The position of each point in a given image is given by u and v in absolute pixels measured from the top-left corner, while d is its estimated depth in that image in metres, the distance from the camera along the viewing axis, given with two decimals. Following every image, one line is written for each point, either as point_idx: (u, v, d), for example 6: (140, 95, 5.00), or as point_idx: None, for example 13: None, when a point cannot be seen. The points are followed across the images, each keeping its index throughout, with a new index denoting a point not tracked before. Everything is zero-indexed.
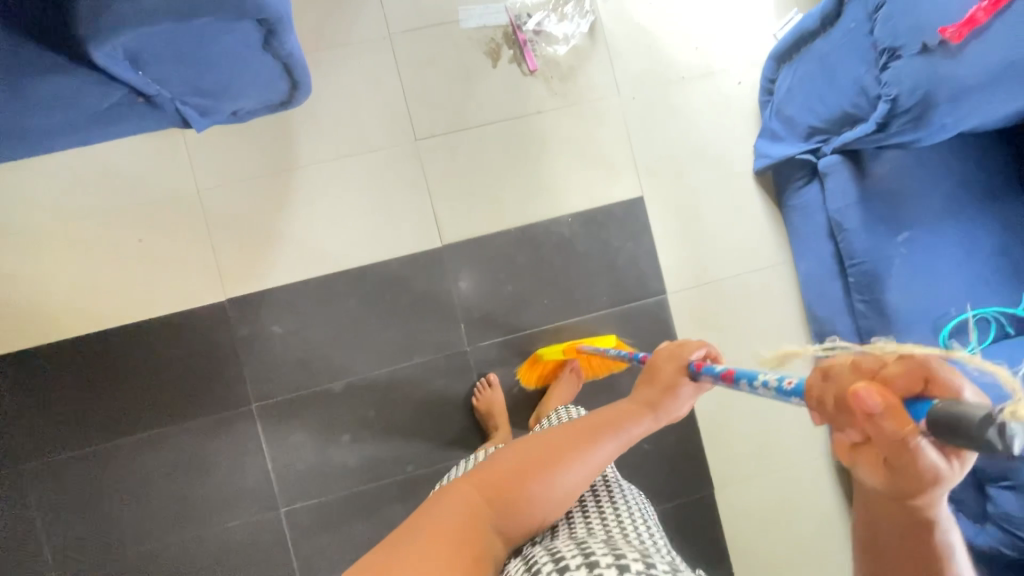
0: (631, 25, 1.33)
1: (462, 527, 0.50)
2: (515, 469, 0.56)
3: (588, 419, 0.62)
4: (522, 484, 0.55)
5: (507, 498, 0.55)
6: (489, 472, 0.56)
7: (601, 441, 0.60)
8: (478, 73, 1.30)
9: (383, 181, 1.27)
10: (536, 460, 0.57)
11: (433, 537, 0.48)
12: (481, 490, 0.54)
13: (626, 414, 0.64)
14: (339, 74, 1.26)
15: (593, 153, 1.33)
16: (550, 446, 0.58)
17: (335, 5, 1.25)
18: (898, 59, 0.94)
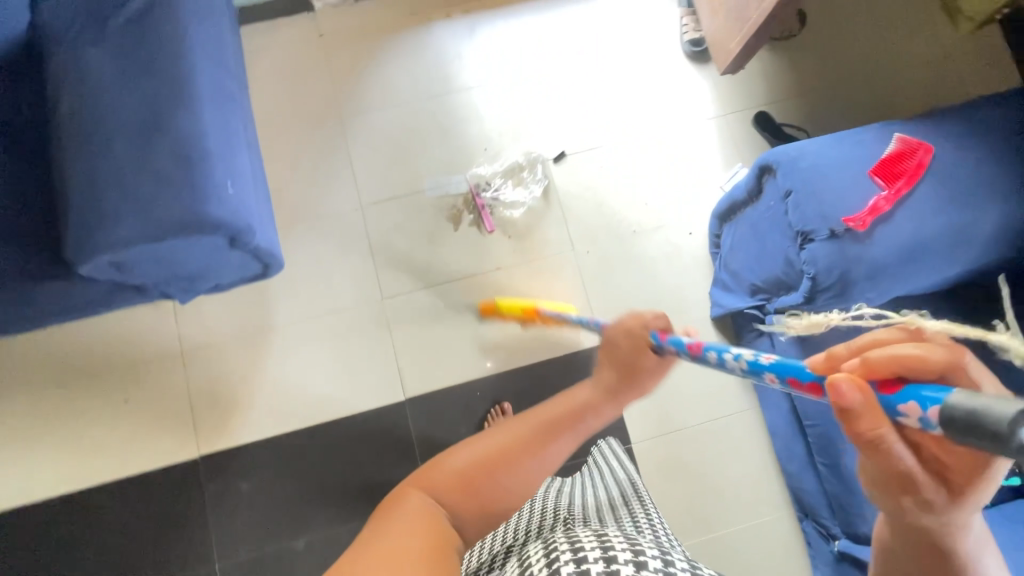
0: (583, 185, 1.44)
1: (421, 530, 0.49)
2: (455, 477, 0.53)
3: (543, 416, 0.57)
4: (471, 485, 0.53)
5: (452, 501, 0.53)
6: (431, 481, 0.53)
7: (553, 434, 0.57)
8: (441, 236, 1.41)
9: (351, 338, 1.36)
10: (483, 460, 0.54)
11: (392, 545, 0.46)
12: (425, 497, 0.52)
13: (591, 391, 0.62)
14: (315, 241, 1.40)
15: (552, 303, 1.39)
16: (494, 450, 0.55)
17: (315, 184, 1.42)
18: (811, 241, 0.97)
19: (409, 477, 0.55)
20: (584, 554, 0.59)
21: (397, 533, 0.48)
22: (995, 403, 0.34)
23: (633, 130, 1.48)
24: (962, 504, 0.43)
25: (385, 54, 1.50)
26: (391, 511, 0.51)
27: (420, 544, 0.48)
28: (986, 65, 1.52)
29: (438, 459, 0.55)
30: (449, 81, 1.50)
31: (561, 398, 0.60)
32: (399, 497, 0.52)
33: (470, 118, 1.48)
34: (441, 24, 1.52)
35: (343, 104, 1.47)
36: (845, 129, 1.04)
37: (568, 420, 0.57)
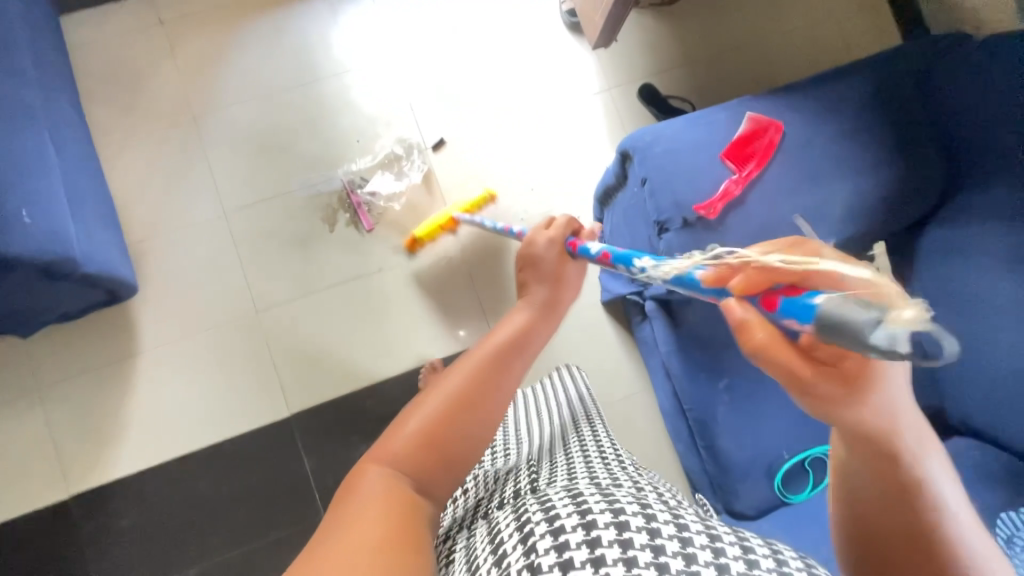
0: (465, 173, 1.37)
1: (390, 508, 0.51)
2: (416, 442, 0.57)
3: (483, 358, 0.63)
4: (439, 443, 0.57)
5: (422, 463, 0.56)
6: (393, 452, 0.56)
7: (499, 376, 0.63)
8: (316, 238, 1.32)
9: (227, 357, 1.28)
10: (439, 417, 0.58)
11: (376, 512, 0.50)
12: (391, 468, 0.55)
13: (522, 324, 0.68)
14: (176, 256, 1.29)
15: (440, 301, 1.34)
16: (444, 402, 0.59)
17: (170, 193, 1.30)
18: (667, 230, 0.94)
19: (372, 450, 0.57)
20: (593, 515, 0.57)
21: (367, 517, 0.49)
22: (863, 313, 0.38)
23: (516, 112, 1.40)
24: (871, 394, 0.44)
25: (237, 42, 1.35)
26: (356, 487, 0.53)
27: (371, 554, 0.46)
28: (870, 24, 1.49)
29: (395, 428, 0.58)
30: (313, 68, 1.37)
31: (495, 334, 0.66)
32: (359, 478, 0.54)
33: (339, 108, 1.36)
34: (299, 5, 1.38)
35: (195, 102, 1.33)
36: (701, 110, 1.00)
37: (512, 354, 0.65)
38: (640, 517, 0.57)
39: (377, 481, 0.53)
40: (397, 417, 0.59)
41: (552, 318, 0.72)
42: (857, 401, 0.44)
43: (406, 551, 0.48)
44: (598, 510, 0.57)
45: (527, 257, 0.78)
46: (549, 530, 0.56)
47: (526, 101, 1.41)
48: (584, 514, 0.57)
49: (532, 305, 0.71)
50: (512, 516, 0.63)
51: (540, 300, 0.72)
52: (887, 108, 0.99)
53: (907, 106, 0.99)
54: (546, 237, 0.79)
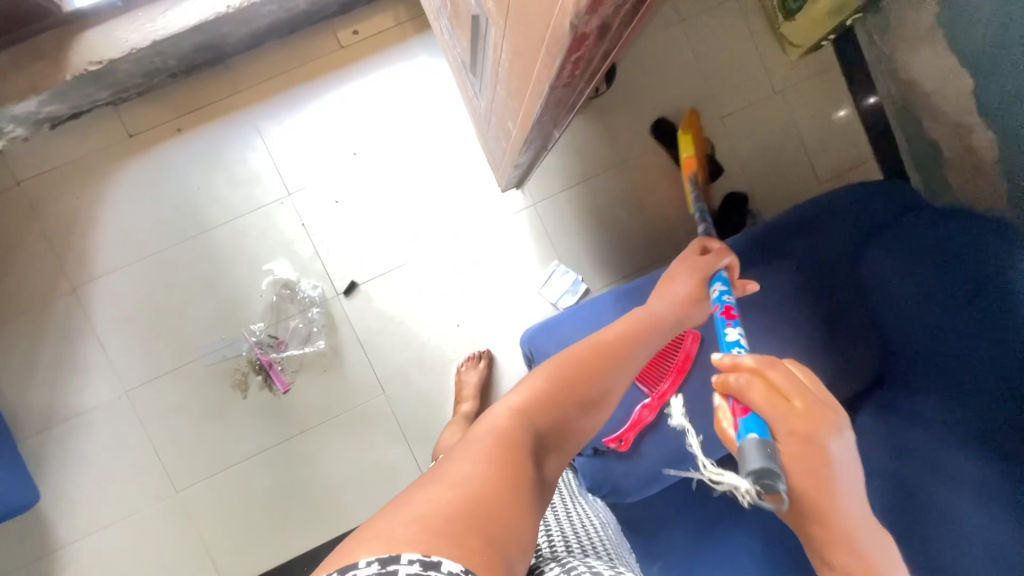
0: (382, 318, 1.27)
1: (508, 450, 0.51)
2: (545, 399, 0.58)
3: (620, 333, 0.69)
4: (568, 404, 0.59)
5: (550, 417, 0.57)
6: (525, 400, 0.57)
7: (630, 355, 0.67)
8: (229, 406, 1.23)
9: (152, 542, 1.22)
10: (575, 375, 0.61)
11: (503, 451, 0.50)
12: (521, 417, 0.55)
13: (648, 323, 0.72)
14: (80, 443, 1.20)
15: (370, 458, 1.26)
16: (576, 366, 0.62)
17: (62, 375, 1.20)
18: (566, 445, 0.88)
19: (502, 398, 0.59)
20: None
21: (478, 460, 0.49)
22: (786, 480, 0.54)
23: (433, 240, 1.28)
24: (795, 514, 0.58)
25: (110, 195, 1.21)
26: (483, 427, 0.54)
27: (476, 493, 0.46)
28: (819, 97, 1.34)
29: (533, 380, 0.60)
30: (199, 216, 1.22)
31: (626, 321, 0.72)
32: (486, 419, 0.55)
33: (235, 258, 1.23)
34: (173, 144, 1.22)
35: (72, 271, 1.20)
36: (604, 300, 0.98)
37: (636, 337, 0.69)
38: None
39: (499, 421, 0.54)
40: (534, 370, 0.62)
41: (681, 320, 0.78)
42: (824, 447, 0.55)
43: (514, 490, 0.47)
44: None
45: (672, 276, 0.83)
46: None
47: (443, 226, 1.28)
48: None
49: (661, 308, 0.77)
50: None
51: (670, 309, 0.77)
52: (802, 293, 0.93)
53: (826, 282, 0.92)
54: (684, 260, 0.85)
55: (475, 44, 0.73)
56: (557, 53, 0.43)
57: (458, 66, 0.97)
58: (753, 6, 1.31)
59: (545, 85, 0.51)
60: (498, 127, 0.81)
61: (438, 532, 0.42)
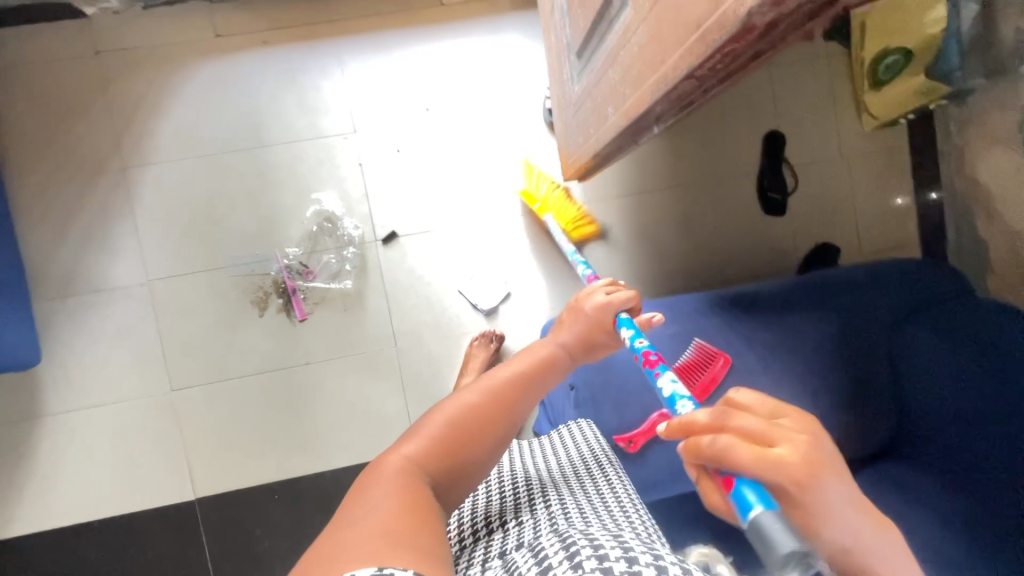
0: (411, 275, 1.27)
1: (408, 495, 0.53)
2: (435, 444, 0.59)
3: (505, 381, 0.67)
4: (456, 449, 0.60)
5: (440, 459, 0.59)
6: (415, 445, 0.59)
7: (513, 406, 0.66)
8: (243, 322, 1.24)
9: (135, 433, 1.22)
10: (463, 419, 0.62)
11: (399, 498, 0.52)
12: (409, 460, 0.57)
13: (533, 376, 0.70)
14: (91, 319, 1.21)
15: (365, 406, 1.27)
16: (460, 413, 0.62)
17: (89, 249, 1.20)
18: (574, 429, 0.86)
19: (393, 446, 0.60)
20: (609, 564, 0.48)
21: (382, 501, 0.51)
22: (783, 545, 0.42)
23: (480, 212, 1.29)
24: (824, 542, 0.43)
25: (182, 88, 1.21)
26: (377, 473, 0.56)
27: (387, 527, 0.48)
28: (881, 171, 1.36)
29: (429, 424, 0.61)
30: (262, 130, 1.23)
31: (520, 363, 0.71)
32: (378, 464, 0.57)
33: (286, 180, 1.23)
34: (255, 54, 1.23)
35: (127, 152, 1.20)
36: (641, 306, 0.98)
37: (519, 391, 0.67)
38: (656, 564, 0.48)
39: (395, 467, 0.56)
40: (423, 416, 0.63)
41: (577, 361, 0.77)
42: (822, 486, 0.43)
43: (420, 533, 0.49)
44: (615, 556, 0.49)
45: (574, 312, 0.79)
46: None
47: (493, 201, 1.29)
48: (606, 563, 0.48)
49: (556, 348, 0.75)
50: (556, 539, 0.55)
51: (565, 346, 0.76)
52: (841, 341, 0.93)
53: (864, 347, 0.92)
54: (599, 295, 0.78)
55: (596, 27, 0.74)
56: (714, 42, 0.45)
57: (558, 50, 0.97)
58: (843, 69, 1.33)
59: (679, 73, 0.52)
60: (591, 114, 0.82)
61: (391, 552, 0.45)
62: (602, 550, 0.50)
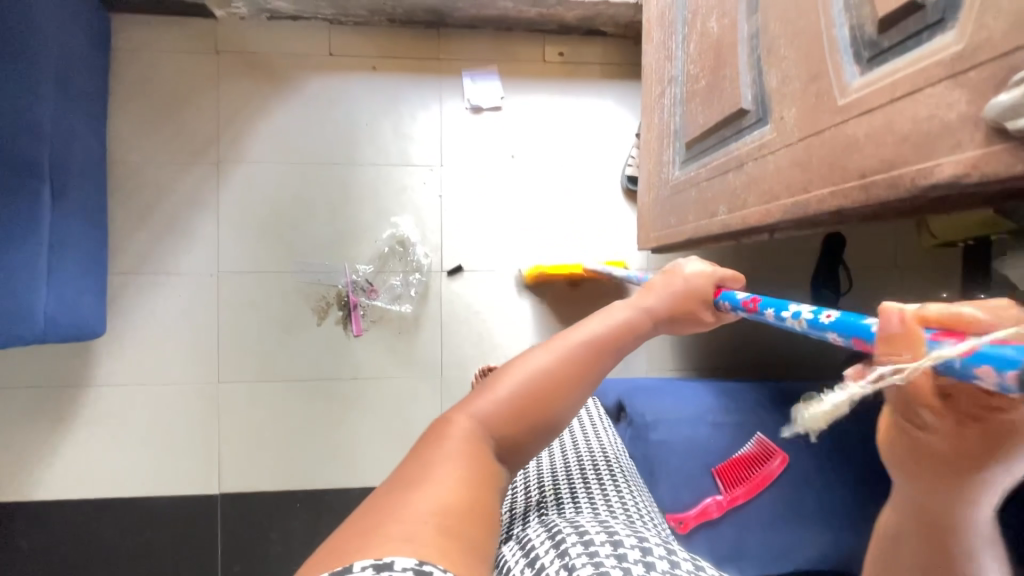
0: (469, 309, 1.31)
1: (476, 464, 0.43)
2: (510, 406, 0.48)
3: (595, 337, 0.54)
4: (534, 413, 0.49)
5: (516, 429, 0.48)
6: (485, 405, 0.48)
7: (600, 361, 0.54)
8: (300, 327, 1.26)
9: (174, 417, 1.24)
10: (545, 381, 0.50)
11: (463, 478, 0.42)
12: (481, 426, 0.47)
13: (620, 339, 0.56)
14: (156, 299, 1.23)
15: (400, 429, 1.28)
16: (543, 374, 0.50)
17: (169, 232, 1.23)
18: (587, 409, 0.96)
19: (460, 401, 0.49)
20: (594, 553, 0.51)
21: (447, 479, 0.41)
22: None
23: (534, 245, 1.32)
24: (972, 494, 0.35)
25: (289, 96, 1.27)
26: (439, 439, 0.45)
27: (454, 507, 0.39)
28: (931, 289, 1.40)
29: (491, 386, 0.49)
30: (354, 147, 1.28)
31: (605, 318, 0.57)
32: (441, 427, 0.46)
33: (368, 198, 1.28)
34: (362, 78, 1.28)
35: (224, 146, 1.25)
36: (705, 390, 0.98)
37: (607, 349, 0.54)
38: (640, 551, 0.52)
39: (464, 433, 0.46)
40: (489, 376, 0.51)
41: (661, 329, 0.63)
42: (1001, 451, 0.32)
43: (481, 525, 0.39)
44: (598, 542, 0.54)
45: (664, 278, 0.65)
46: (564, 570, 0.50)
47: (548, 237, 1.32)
48: (591, 550, 0.52)
49: (642, 309, 0.60)
50: (550, 532, 0.58)
51: (651, 311, 0.61)
52: None
53: None
54: (691, 266, 0.66)
55: (720, 130, 0.79)
56: (879, 196, 0.49)
57: (661, 133, 1.02)
58: None
59: (826, 207, 0.56)
60: (694, 203, 0.86)
61: (440, 541, 0.35)
62: (587, 536, 0.55)
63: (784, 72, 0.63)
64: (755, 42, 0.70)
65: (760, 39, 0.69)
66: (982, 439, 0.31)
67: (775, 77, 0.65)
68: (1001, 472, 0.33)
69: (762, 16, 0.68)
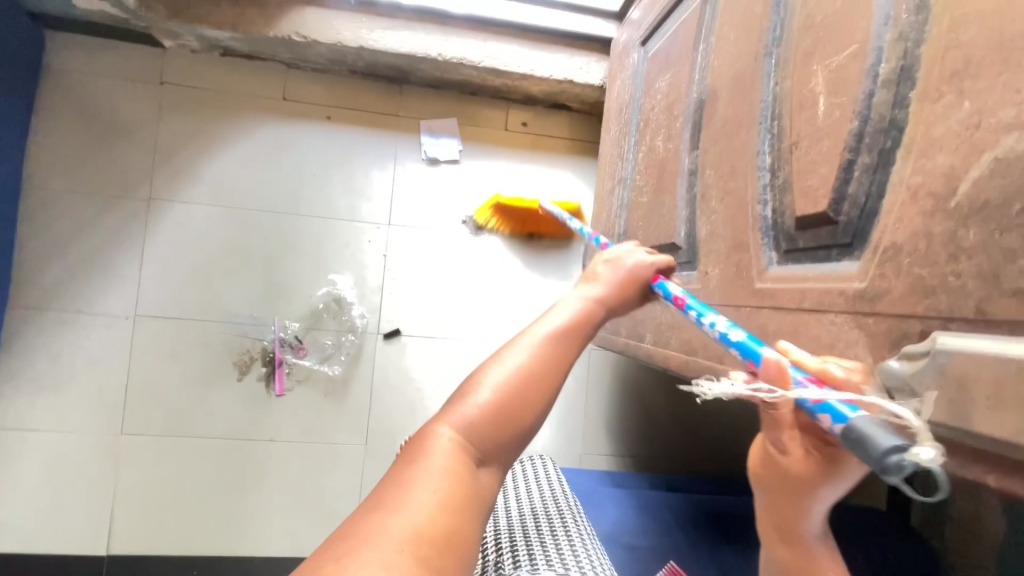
0: (403, 376, 1.25)
1: (450, 486, 0.43)
2: (487, 411, 0.47)
3: (559, 333, 0.54)
4: (513, 413, 0.48)
5: (496, 433, 0.47)
6: (462, 413, 0.47)
7: (569, 359, 0.53)
8: (219, 380, 1.19)
9: (66, 468, 1.14)
10: (519, 384, 0.49)
11: (443, 496, 0.42)
12: (459, 436, 0.46)
13: (586, 326, 0.56)
14: (61, 338, 1.14)
15: (315, 497, 1.21)
16: (517, 376, 0.49)
17: (86, 268, 1.15)
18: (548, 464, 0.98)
19: (442, 407, 0.49)
20: None
21: (420, 513, 0.40)
22: (887, 434, 0.30)
23: (478, 316, 1.28)
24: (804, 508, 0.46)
25: (234, 136, 1.21)
26: (419, 454, 0.45)
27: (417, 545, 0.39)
28: None
29: (472, 393, 0.49)
30: (299, 196, 1.22)
31: (570, 313, 0.56)
32: (421, 440, 0.46)
33: (308, 251, 1.22)
34: (315, 126, 1.24)
35: (158, 183, 1.18)
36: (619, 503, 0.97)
37: (575, 345, 0.54)
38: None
39: (443, 444, 0.45)
40: (465, 380, 0.51)
41: (620, 310, 0.62)
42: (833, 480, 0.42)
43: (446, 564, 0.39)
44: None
45: (614, 264, 0.65)
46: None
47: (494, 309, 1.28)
48: None
49: (597, 302, 0.59)
50: None
51: (604, 302, 0.60)
52: None
53: None
54: (635, 255, 0.66)
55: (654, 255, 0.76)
56: None
57: (606, 230, 0.99)
58: None
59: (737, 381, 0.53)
60: (627, 319, 0.83)
61: None
62: None
63: (713, 225, 0.61)
64: (693, 179, 0.68)
65: (697, 179, 0.66)
66: (824, 463, 0.41)
67: (704, 226, 0.63)
68: (836, 488, 0.42)
69: (701, 156, 0.66)
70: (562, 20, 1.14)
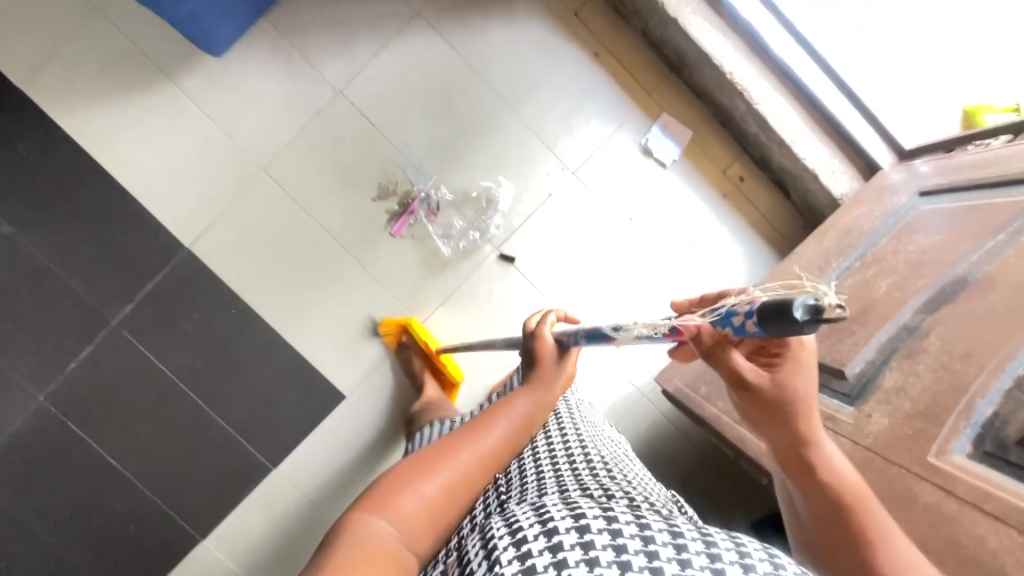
0: (490, 295, 1.28)
1: (389, 563, 0.48)
2: (421, 503, 0.53)
3: (496, 436, 0.59)
4: (446, 506, 0.54)
5: (427, 521, 0.53)
6: (399, 502, 0.52)
7: (502, 455, 0.59)
8: (359, 187, 1.26)
9: (208, 164, 1.24)
10: (449, 483, 0.55)
11: (374, 564, 0.47)
12: (389, 519, 0.51)
13: (522, 418, 0.61)
14: (278, 68, 1.24)
15: (359, 329, 1.28)
16: (451, 475, 0.55)
17: (335, 31, 1.24)
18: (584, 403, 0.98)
19: (375, 492, 0.53)
20: (587, 521, 0.49)
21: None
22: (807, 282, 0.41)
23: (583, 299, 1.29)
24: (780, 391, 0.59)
25: (514, 15, 1.27)
26: (359, 535, 0.50)
27: None
28: None
29: (410, 483, 0.54)
30: (525, 97, 1.27)
31: (504, 411, 0.61)
32: (358, 524, 0.51)
33: (498, 143, 1.27)
34: (580, 53, 1.28)
35: (433, 7, 1.26)
36: None
37: (512, 440, 0.60)
38: (671, 534, 0.49)
39: (379, 531, 0.50)
40: (396, 471, 0.56)
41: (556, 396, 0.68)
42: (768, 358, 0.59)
43: None
44: (632, 537, 0.48)
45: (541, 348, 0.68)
46: (543, 534, 0.48)
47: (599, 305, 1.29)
48: (584, 523, 0.49)
49: (534, 391, 0.64)
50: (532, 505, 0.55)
51: (534, 393, 0.64)
52: None
53: None
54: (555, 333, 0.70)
55: None
56: None
57: None
58: None
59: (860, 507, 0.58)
60: None
61: None
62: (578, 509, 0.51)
63: (906, 382, 0.72)
64: None
65: None
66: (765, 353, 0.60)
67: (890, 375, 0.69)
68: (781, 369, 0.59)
69: None
70: (849, 122, 1.15)
